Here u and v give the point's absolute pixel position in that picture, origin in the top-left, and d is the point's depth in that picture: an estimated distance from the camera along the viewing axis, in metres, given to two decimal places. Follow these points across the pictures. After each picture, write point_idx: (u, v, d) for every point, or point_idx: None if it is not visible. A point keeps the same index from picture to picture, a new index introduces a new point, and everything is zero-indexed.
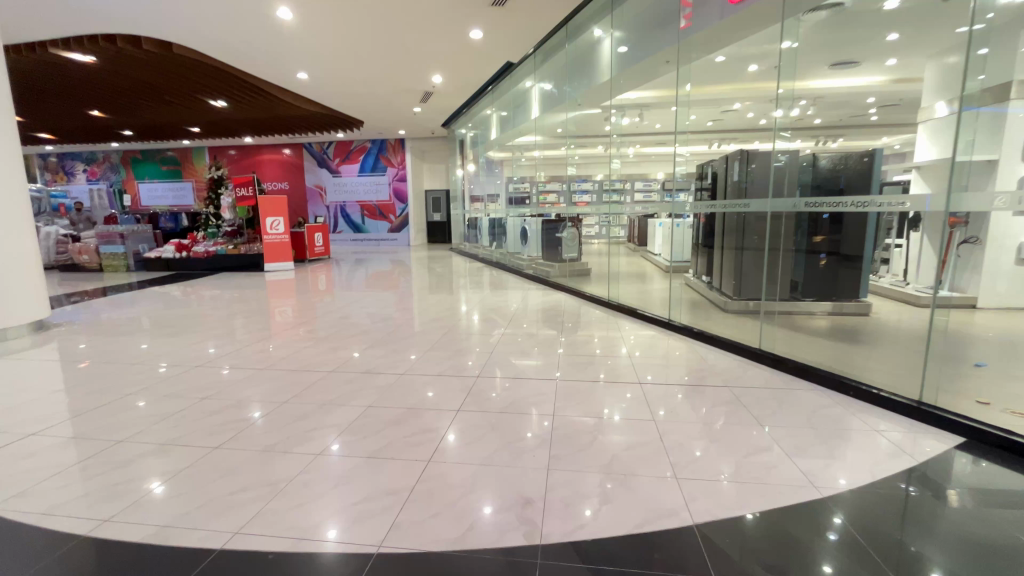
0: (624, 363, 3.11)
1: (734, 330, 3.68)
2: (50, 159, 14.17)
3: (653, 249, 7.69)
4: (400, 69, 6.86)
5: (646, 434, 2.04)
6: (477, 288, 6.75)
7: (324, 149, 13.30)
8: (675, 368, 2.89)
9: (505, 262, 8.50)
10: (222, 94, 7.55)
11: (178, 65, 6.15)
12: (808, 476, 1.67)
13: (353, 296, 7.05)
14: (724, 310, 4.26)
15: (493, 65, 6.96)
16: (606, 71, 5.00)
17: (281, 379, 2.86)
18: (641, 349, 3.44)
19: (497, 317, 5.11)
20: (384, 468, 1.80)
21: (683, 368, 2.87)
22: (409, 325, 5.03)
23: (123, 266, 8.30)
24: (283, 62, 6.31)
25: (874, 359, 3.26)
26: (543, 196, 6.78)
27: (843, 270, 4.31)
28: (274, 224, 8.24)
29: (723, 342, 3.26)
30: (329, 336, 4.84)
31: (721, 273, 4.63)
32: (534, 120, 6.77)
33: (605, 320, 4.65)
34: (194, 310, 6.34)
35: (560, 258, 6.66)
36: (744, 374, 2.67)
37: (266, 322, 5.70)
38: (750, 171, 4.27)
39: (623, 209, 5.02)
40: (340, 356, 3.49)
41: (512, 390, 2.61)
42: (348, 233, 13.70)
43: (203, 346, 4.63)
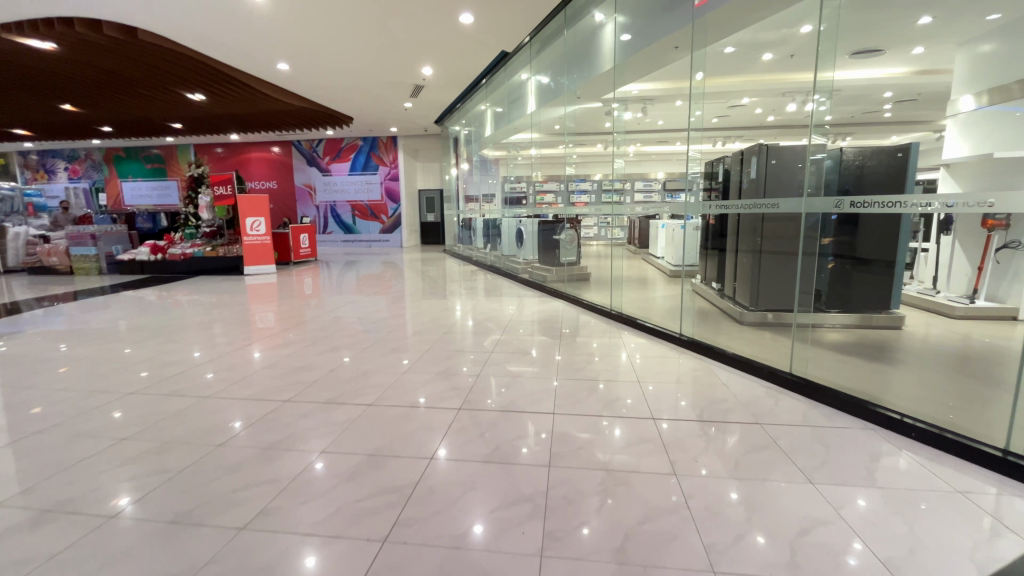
0: (630, 380, 2.68)
1: (754, 346, 3.26)
2: (31, 157, 13.70)
3: (656, 253, 7.30)
4: (388, 59, 6.47)
5: (669, 493, 1.57)
6: (470, 294, 6.35)
7: (314, 147, 12.87)
8: (692, 391, 2.46)
9: (501, 265, 8.10)
10: (199, 86, 7.12)
11: (147, 53, 5.72)
12: (893, 570, 1.22)
13: (339, 300, 6.64)
14: (740, 321, 3.82)
15: (486, 54, 6.55)
16: (608, 59, 4.59)
17: (235, 397, 2.46)
18: (648, 365, 3.01)
19: (489, 324, 4.70)
20: (321, 551, 1.33)
21: (703, 393, 2.44)
22: (395, 333, 4.62)
23: (95, 268, 7.85)
24: (262, 49, 5.89)
25: (914, 381, 2.86)
26: (540, 196, 6.35)
27: (858, 275, 3.85)
28: (255, 224, 7.78)
29: (742, 360, 2.83)
30: (307, 343, 4.44)
31: (732, 280, 4.21)
32: (530, 115, 6.36)
33: (606, 330, 4.26)
34: (167, 314, 5.92)
35: (558, 261, 6.28)
36: (774, 405, 2.25)
37: (242, 329, 5.27)
38: (767, 168, 3.87)
39: (624, 211, 4.59)
40: (311, 365, 3.09)
41: (502, 418, 2.18)
42: (339, 234, 13.23)
43: (168, 356, 4.22)
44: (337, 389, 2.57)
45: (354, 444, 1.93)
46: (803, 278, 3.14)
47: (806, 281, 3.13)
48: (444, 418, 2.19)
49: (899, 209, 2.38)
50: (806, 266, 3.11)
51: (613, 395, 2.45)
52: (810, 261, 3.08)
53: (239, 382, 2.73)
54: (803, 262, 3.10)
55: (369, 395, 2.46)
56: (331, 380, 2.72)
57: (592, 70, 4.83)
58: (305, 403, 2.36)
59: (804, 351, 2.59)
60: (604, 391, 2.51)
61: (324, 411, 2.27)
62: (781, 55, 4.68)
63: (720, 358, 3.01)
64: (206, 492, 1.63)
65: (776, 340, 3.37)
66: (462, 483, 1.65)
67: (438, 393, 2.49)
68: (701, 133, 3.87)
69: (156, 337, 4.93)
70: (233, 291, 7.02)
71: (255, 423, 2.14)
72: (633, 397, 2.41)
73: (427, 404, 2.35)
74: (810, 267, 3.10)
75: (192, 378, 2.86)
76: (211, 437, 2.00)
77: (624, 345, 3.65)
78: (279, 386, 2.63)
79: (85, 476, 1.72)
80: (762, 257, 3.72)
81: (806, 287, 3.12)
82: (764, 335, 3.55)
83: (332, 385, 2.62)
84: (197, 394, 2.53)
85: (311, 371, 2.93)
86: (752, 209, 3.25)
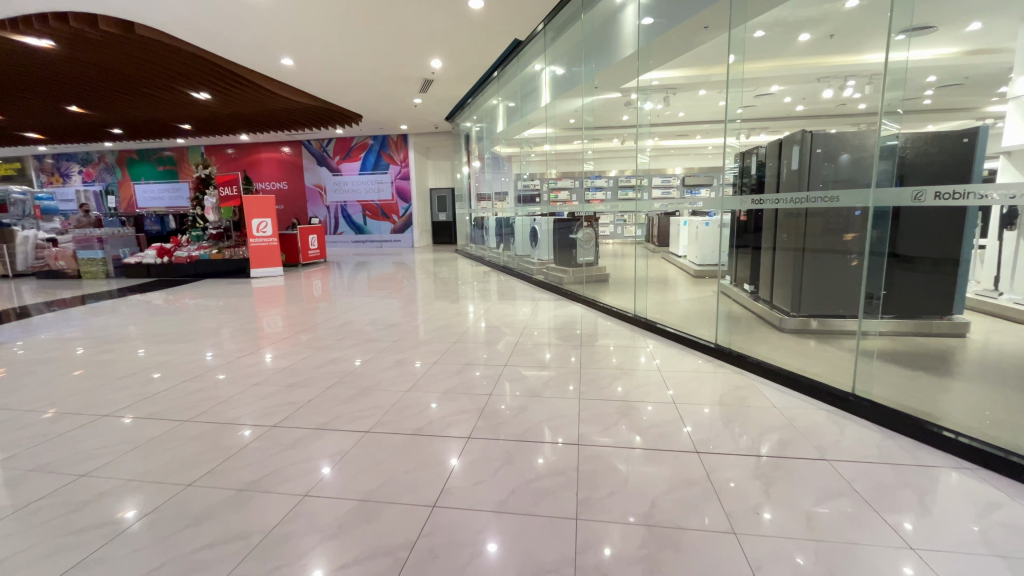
0: (665, 397, 2.34)
1: (800, 357, 2.89)
2: (47, 161, 13.80)
3: (678, 252, 6.95)
4: (396, 51, 6.21)
5: (732, 562, 1.24)
6: (483, 297, 6.06)
7: (324, 146, 12.72)
8: (740, 414, 2.11)
9: (514, 265, 7.80)
10: (203, 85, 6.95)
11: (146, 49, 5.53)
12: None
13: (349, 301, 6.43)
14: (779, 329, 3.45)
15: (498, 44, 6.24)
16: (630, 43, 4.24)
17: (218, 419, 2.19)
18: (682, 376, 2.65)
19: (503, 328, 4.41)
20: None
21: (751, 416, 2.09)
22: (403, 338, 4.35)
23: (102, 272, 7.77)
24: (265, 44, 5.68)
25: (992, 399, 2.48)
26: (554, 193, 6.05)
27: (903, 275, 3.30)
28: (261, 226, 7.63)
29: (792, 375, 2.44)
30: (309, 345, 4.22)
31: (769, 282, 3.82)
32: (544, 109, 6.04)
33: (626, 335, 3.92)
34: (171, 318, 5.74)
35: (574, 261, 5.95)
36: (839, 435, 1.90)
37: (245, 333, 5.05)
38: (812, 157, 3.53)
39: (639, 208, 4.30)
40: (309, 374, 2.84)
41: (518, 449, 1.86)
42: (350, 234, 13.07)
43: (166, 361, 4.02)
44: (333, 407, 2.29)
45: (344, 484, 1.63)
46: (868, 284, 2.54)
47: (872, 284, 2.54)
48: (452, 447, 1.88)
49: (970, 199, 1.97)
50: (872, 270, 2.52)
51: (648, 416, 2.11)
52: (879, 263, 2.50)
53: (227, 399, 2.46)
54: (867, 266, 2.51)
55: (368, 417, 2.17)
56: (327, 397, 2.44)
57: (612, 57, 4.50)
58: (295, 427, 2.08)
59: (868, 366, 2.20)
60: (637, 411, 2.17)
61: (316, 437, 1.99)
62: (818, 35, 4.30)
63: (761, 373, 2.61)
64: (163, 549, 1.34)
65: (827, 353, 2.98)
66: (470, 541, 1.34)
67: (446, 413, 2.20)
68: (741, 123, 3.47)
69: (157, 340, 4.75)
70: (239, 294, 6.82)
71: (234, 454, 1.86)
72: (672, 420, 2.06)
73: (432, 427, 2.05)
74: (879, 272, 2.52)
75: (177, 392, 2.62)
76: (181, 474, 1.72)
77: (651, 352, 3.29)
78: (268, 404, 2.36)
79: (29, 524, 1.46)
80: (810, 254, 3.32)
81: (874, 293, 2.55)
82: (809, 344, 3.17)
83: (328, 404, 2.34)
84: (179, 414, 2.27)
85: (309, 383, 2.67)
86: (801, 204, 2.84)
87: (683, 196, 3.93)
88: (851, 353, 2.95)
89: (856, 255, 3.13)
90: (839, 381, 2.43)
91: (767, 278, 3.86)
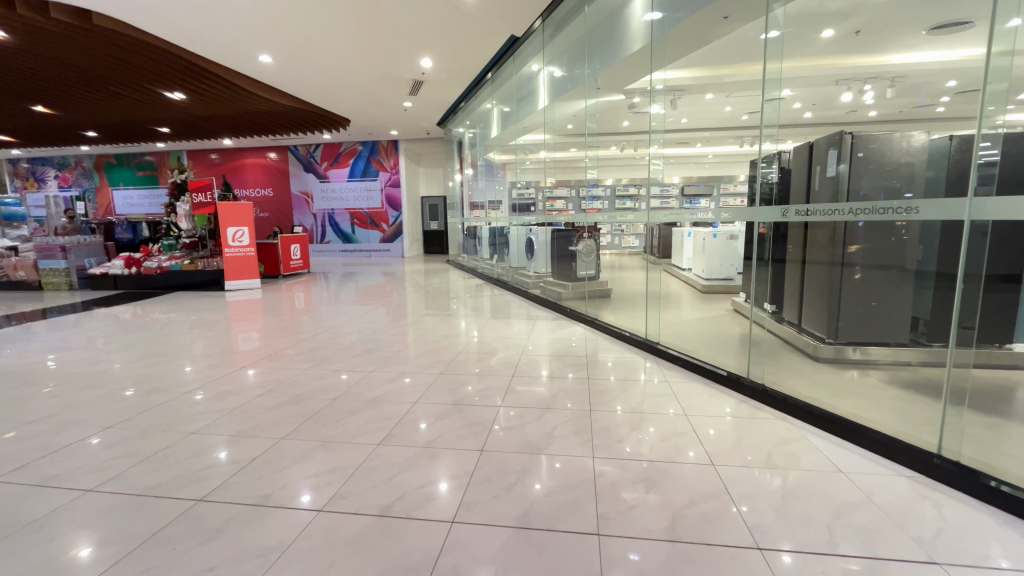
0: (700, 454, 1.86)
1: (847, 396, 2.45)
2: (20, 165, 13.22)
3: (682, 265, 6.59)
4: (383, 48, 5.81)
5: None
6: (475, 313, 5.58)
7: (311, 152, 12.28)
8: (801, 482, 1.64)
9: (508, 278, 7.31)
10: (176, 84, 6.53)
11: (108, 43, 5.12)
12: None
13: (331, 315, 5.97)
14: (814, 358, 3.01)
15: (492, 40, 5.87)
16: (640, 37, 3.83)
17: (129, 488, 1.69)
18: (713, 421, 2.18)
19: (495, 349, 3.93)
20: None
21: (814, 485, 1.63)
22: (386, 358, 3.90)
23: (65, 283, 7.24)
24: (241, 38, 5.26)
25: None
26: (550, 202, 5.57)
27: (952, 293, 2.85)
28: (238, 235, 7.16)
29: (854, 424, 1.98)
30: (273, 368, 3.70)
31: (796, 302, 3.40)
32: (541, 112, 5.63)
33: (626, 359, 3.46)
34: (133, 334, 5.23)
35: (574, 275, 5.49)
36: (942, 521, 1.44)
37: (208, 351, 4.53)
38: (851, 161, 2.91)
39: (636, 218, 4.03)
40: (260, 417, 2.33)
41: (520, 540, 1.38)
42: (337, 243, 12.59)
43: (111, 380, 3.51)
44: (280, 469, 1.81)
45: None
46: (955, 311, 1.81)
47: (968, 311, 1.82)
48: (428, 539, 1.39)
49: None
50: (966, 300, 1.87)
51: (684, 487, 1.63)
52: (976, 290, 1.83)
53: (154, 453, 1.97)
54: (956, 292, 1.82)
55: (323, 486, 1.69)
56: (275, 453, 1.94)
57: (617, 52, 4.12)
58: (226, 504, 1.59)
59: (960, 418, 1.74)
60: (670, 478, 1.68)
61: (250, 521, 1.50)
62: (844, 32, 3.92)
63: (810, 419, 2.13)
64: None
65: (880, 390, 2.53)
66: None
67: (423, 480, 1.71)
68: (778, 133, 3.10)
69: (109, 359, 4.25)
70: (212, 308, 6.31)
71: (130, 552, 1.37)
72: (716, 494, 1.59)
73: (405, 502, 1.58)
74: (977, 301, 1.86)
75: (95, 442, 2.11)
76: (77, 564, 1.32)
77: (674, 391, 2.62)
78: (199, 465, 1.87)
79: None
80: (838, 271, 2.91)
81: (964, 324, 1.79)
82: (853, 378, 2.72)
83: (274, 465, 1.85)
84: (82, 479, 1.77)
85: (258, 431, 2.16)
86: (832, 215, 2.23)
87: (682, 205, 3.58)
88: (905, 391, 2.51)
89: (882, 271, 2.82)
90: (909, 432, 1.98)
91: (793, 297, 3.43)
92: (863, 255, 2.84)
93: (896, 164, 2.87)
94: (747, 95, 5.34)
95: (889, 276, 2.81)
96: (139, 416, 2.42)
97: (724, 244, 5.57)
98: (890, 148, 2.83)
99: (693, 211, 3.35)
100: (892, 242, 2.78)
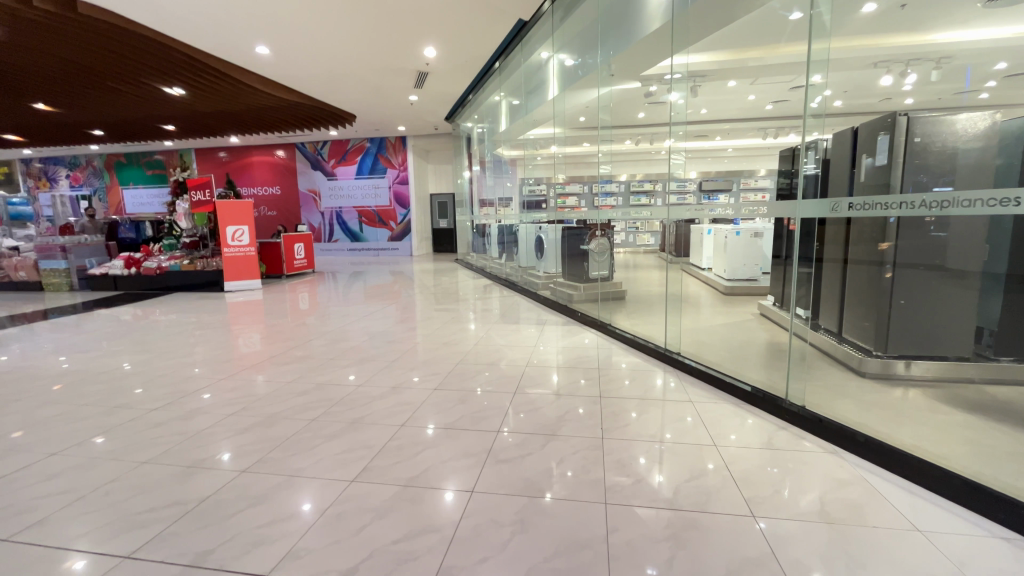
0: (737, 501, 1.50)
1: (914, 425, 2.06)
2: (33, 165, 13.28)
3: (702, 264, 6.20)
4: (385, 36, 5.52)
5: None
6: (483, 316, 5.28)
7: (319, 149, 12.11)
8: (875, 551, 1.27)
9: (518, 278, 6.98)
10: (174, 79, 6.36)
11: (98, 35, 4.93)
12: None
13: (335, 316, 5.73)
14: (861, 373, 2.64)
15: (498, 26, 5.54)
16: (662, 15, 3.48)
17: (50, 539, 1.39)
18: (750, 454, 1.81)
19: (502, 354, 3.60)
20: None
21: (899, 557, 1.26)
22: (388, 360, 3.65)
23: (65, 283, 7.15)
24: (237, 27, 5.02)
25: None
26: (561, 199, 5.19)
27: None
28: (237, 234, 7.00)
29: (941, 468, 1.59)
30: (262, 375, 3.44)
31: (834, 308, 3.05)
32: (551, 102, 5.30)
33: (639, 369, 3.13)
34: (128, 336, 5.01)
35: (586, 276, 5.11)
36: None
37: (199, 353, 4.28)
38: (906, 148, 2.55)
39: (652, 215, 3.70)
40: (225, 441, 2.03)
41: None
42: (345, 242, 12.40)
43: (86, 387, 3.23)
44: (235, 513, 1.49)
45: None
46: None
47: None
48: None
49: None
50: None
51: (725, 552, 1.27)
52: None
53: (95, 490, 1.65)
54: None
55: (276, 541, 1.35)
56: (232, 491, 1.61)
57: (633, 34, 3.82)
58: (157, 564, 1.28)
59: None
60: (707, 538, 1.33)
61: None
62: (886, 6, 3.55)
63: (878, 456, 1.75)
64: None
65: (951, 415, 2.13)
66: None
67: (395, 535, 1.37)
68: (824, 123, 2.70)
69: (97, 364, 4.02)
70: (211, 310, 6.09)
71: None
72: (761, 562, 1.24)
73: (374, 563, 1.26)
74: None
75: (35, 469, 1.84)
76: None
77: (698, 413, 2.24)
78: (143, 503, 1.56)
79: None
80: (886, 274, 2.56)
81: None
82: (915, 400, 2.32)
83: (224, 509, 1.52)
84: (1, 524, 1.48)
85: (219, 461, 1.83)
86: (884, 210, 1.91)
87: (700, 201, 3.25)
88: (984, 416, 2.10)
89: (939, 274, 2.45)
90: (1004, 480, 1.59)
91: (831, 303, 3.09)
92: (910, 254, 2.50)
93: (955, 151, 2.50)
94: (772, 82, 4.99)
95: (948, 279, 2.44)
96: (95, 437, 2.10)
97: (748, 241, 5.20)
98: (951, 133, 2.47)
99: (712, 208, 3.02)
100: (944, 238, 2.43)
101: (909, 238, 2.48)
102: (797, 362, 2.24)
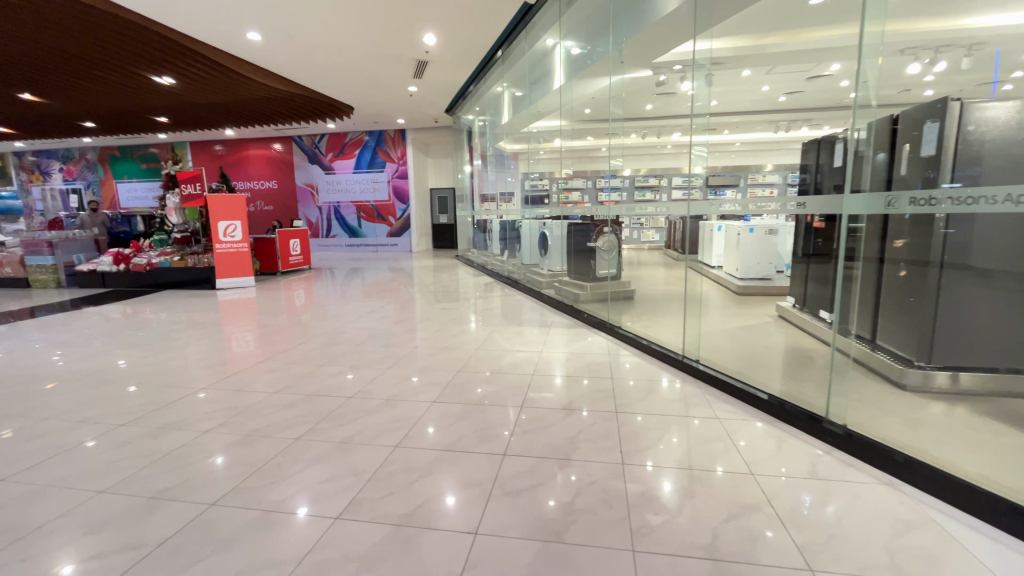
0: (789, 549, 1.27)
1: (970, 448, 1.83)
2: (26, 158, 13.01)
3: (711, 262, 5.96)
4: (383, 22, 5.25)
5: None
6: (484, 316, 5.04)
7: (316, 142, 11.85)
8: None
9: (520, 276, 6.75)
10: (164, 68, 6.09)
11: (83, 20, 4.66)
12: None
13: (330, 315, 5.50)
14: (901, 385, 2.42)
15: (501, 11, 5.28)
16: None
17: None
18: (792, 485, 1.59)
19: (505, 359, 3.37)
20: None
21: None
22: (383, 362, 3.42)
23: (52, 280, 6.94)
24: (227, 12, 4.77)
25: None
26: (564, 195, 4.98)
27: None
28: (229, 229, 6.76)
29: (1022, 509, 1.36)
30: (251, 378, 3.22)
31: (868, 312, 2.83)
32: (556, 93, 5.01)
33: (645, 374, 2.94)
34: (114, 335, 4.79)
35: (593, 274, 4.91)
36: None
37: (186, 354, 4.05)
38: (958, 138, 2.28)
39: (658, 211, 3.45)
40: (198, 462, 1.80)
41: None
42: (343, 237, 12.16)
43: (58, 394, 3.00)
44: (197, 561, 1.27)
45: None
46: None
47: None
48: None
49: None
50: None
51: None
52: None
53: (39, 527, 1.43)
54: None
55: None
56: (196, 532, 1.39)
57: (645, 16, 3.56)
58: None
59: None
60: None
61: None
62: None
63: (949, 494, 1.51)
64: None
65: (1012, 436, 1.90)
66: None
67: None
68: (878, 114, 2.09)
69: (76, 366, 3.79)
70: (202, 308, 5.87)
71: None
72: None
73: None
74: None
75: None
76: None
77: (725, 433, 2.01)
78: (92, 546, 1.34)
79: None
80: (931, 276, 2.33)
81: None
82: (969, 417, 2.09)
83: (186, 553, 1.30)
84: None
85: (188, 490, 1.61)
86: (945, 206, 1.68)
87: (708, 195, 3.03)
88: None
89: (992, 277, 2.21)
90: None
91: (865, 307, 2.86)
92: (960, 255, 2.26)
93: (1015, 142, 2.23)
94: (789, 71, 4.75)
95: (1003, 283, 2.20)
96: (51, 460, 1.87)
97: (762, 239, 4.97)
98: (1010, 121, 2.20)
99: (712, 204, 2.83)
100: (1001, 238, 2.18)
101: (960, 237, 2.24)
102: (838, 377, 2.00)
